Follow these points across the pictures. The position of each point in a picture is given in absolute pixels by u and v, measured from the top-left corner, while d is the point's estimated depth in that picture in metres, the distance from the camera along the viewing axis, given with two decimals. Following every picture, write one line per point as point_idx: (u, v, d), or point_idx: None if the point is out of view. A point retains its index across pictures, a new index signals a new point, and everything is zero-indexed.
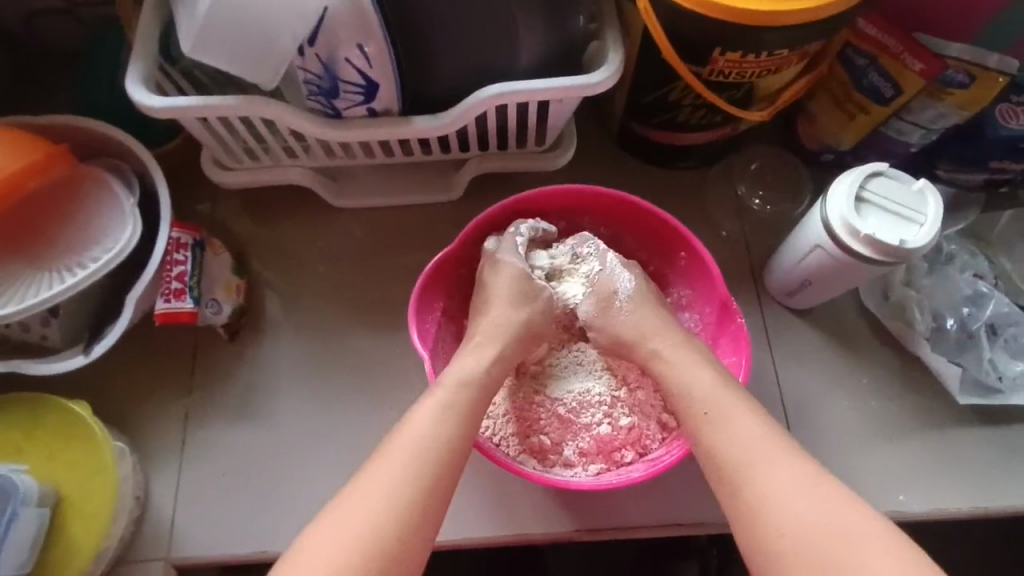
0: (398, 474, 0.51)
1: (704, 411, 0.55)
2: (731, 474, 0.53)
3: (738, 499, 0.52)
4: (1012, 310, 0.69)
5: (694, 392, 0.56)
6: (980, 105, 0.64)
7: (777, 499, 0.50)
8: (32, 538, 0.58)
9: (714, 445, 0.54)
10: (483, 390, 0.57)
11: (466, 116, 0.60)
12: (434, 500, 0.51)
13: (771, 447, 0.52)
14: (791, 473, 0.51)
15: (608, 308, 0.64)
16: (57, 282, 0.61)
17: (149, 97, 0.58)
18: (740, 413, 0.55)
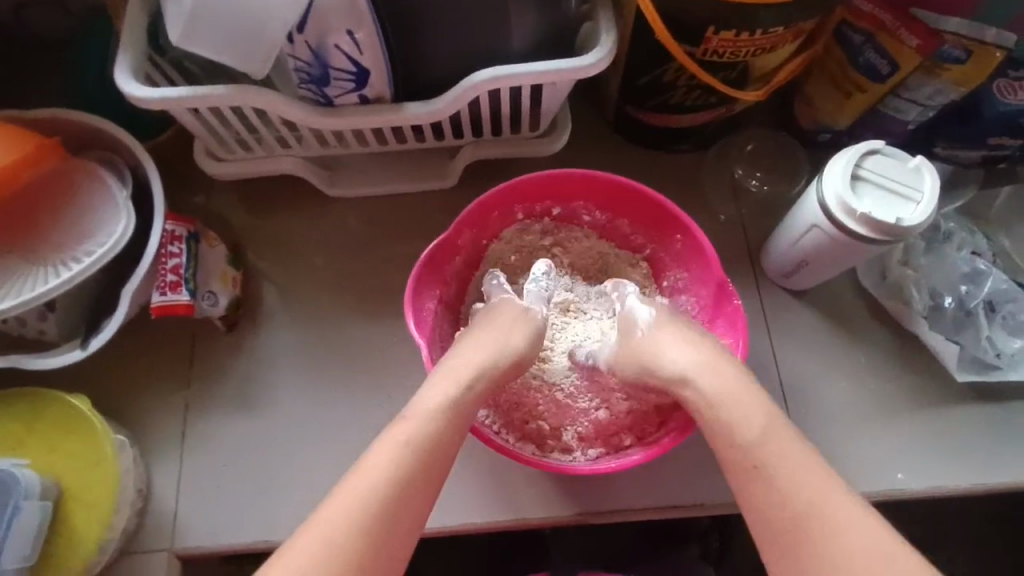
0: (354, 518, 0.47)
1: (752, 462, 0.50)
2: (790, 541, 0.47)
3: (794, 566, 0.47)
4: (1010, 286, 0.69)
5: (740, 440, 0.51)
6: (977, 81, 0.63)
7: (845, 573, 0.45)
8: (35, 531, 0.58)
9: (767, 505, 0.49)
10: (451, 425, 0.53)
11: (459, 101, 0.59)
12: (386, 551, 0.47)
13: (835, 508, 0.47)
14: (863, 542, 0.45)
15: (630, 337, 0.59)
16: (52, 277, 0.61)
17: (139, 89, 0.57)
18: (800, 469, 0.49)
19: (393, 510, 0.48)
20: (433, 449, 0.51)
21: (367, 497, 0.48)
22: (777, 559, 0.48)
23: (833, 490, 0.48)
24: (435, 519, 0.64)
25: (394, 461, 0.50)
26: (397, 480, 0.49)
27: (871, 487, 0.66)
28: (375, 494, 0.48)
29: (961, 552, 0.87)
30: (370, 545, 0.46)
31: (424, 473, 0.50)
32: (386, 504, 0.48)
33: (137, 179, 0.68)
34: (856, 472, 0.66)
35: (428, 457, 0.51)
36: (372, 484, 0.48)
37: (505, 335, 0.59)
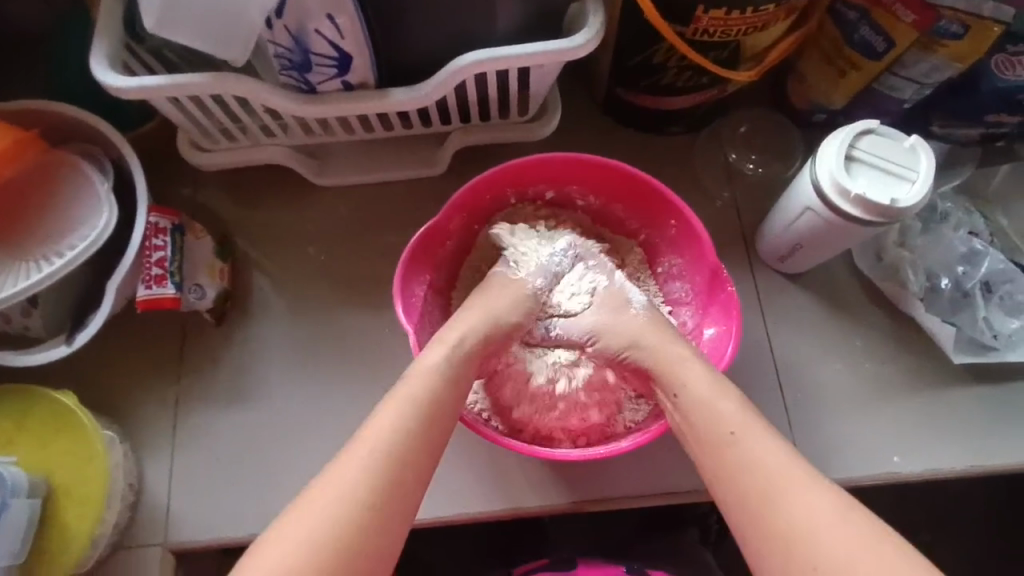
0: (350, 481, 0.47)
1: (729, 430, 0.51)
2: (757, 505, 0.48)
3: (759, 528, 0.47)
4: (1007, 267, 0.68)
5: (718, 412, 0.51)
6: (977, 54, 0.61)
7: (811, 535, 0.45)
8: (25, 527, 0.58)
9: (737, 471, 0.49)
10: (450, 386, 0.53)
11: (444, 86, 0.58)
12: (383, 514, 0.47)
13: (802, 475, 0.48)
14: (828, 508, 0.46)
15: (622, 311, 0.60)
16: (34, 272, 0.60)
17: (117, 79, 0.56)
18: (770, 439, 0.50)
19: (406, 465, 0.49)
20: (429, 415, 0.51)
21: (374, 459, 0.48)
22: (742, 523, 0.48)
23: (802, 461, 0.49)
24: (429, 509, 0.64)
25: (401, 421, 0.50)
26: (403, 438, 0.50)
27: (867, 471, 0.66)
28: (386, 455, 0.49)
29: (960, 532, 0.87)
30: (383, 502, 0.47)
31: (432, 428, 0.51)
32: (394, 461, 0.49)
33: (120, 171, 0.67)
34: (852, 456, 0.66)
35: (435, 413, 0.52)
36: (381, 445, 0.49)
37: (504, 295, 0.60)
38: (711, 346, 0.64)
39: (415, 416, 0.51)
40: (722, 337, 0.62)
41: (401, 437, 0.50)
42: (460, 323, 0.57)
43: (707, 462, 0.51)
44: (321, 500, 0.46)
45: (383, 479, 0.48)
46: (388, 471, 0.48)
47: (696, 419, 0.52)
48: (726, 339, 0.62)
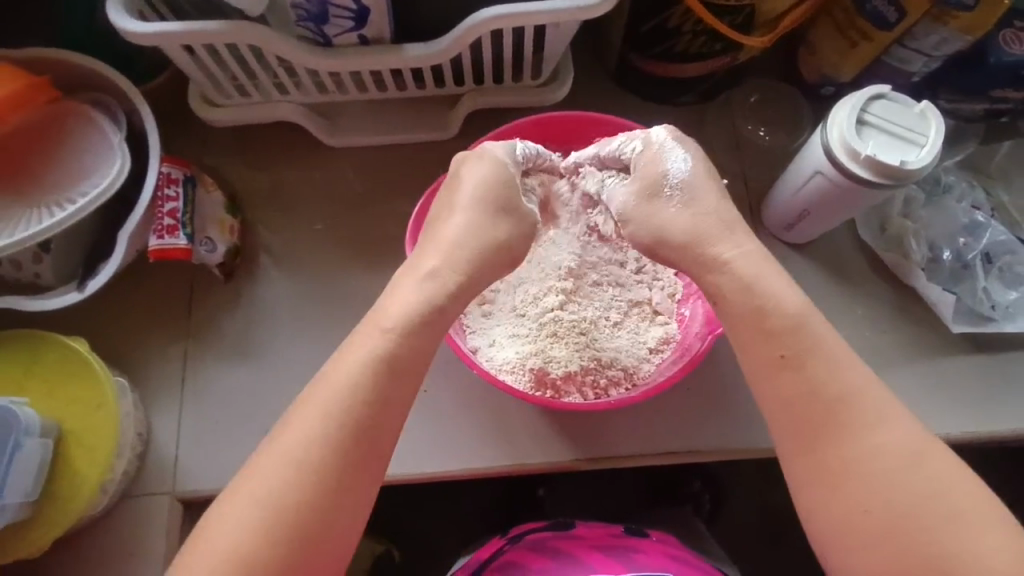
0: (311, 432, 0.48)
1: (781, 354, 0.51)
2: (816, 433, 0.49)
3: (812, 458, 0.49)
4: (1008, 239, 0.70)
5: (776, 331, 0.52)
6: (985, 28, 0.62)
7: (867, 470, 0.48)
8: (36, 467, 0.58)
9: (792, 396, 0.50)
10: (426, 328, 0.53)
11: (460, 42, 0.58)
12: (347, 473, 0.48)
13: (865, 407, 0.49)
14: (890, 443, 0.48)
15: (655, 197, 0.58)
16: (46, 217, 0.60)
17: (129, 22, 0.55)
18: (834, 365, 0.50)
19: (352, 439, 0.48)
20: (398, 374, 0.51)
21: (317, 425, 0.48)
22: (792, 448, 0.50)
23: (865, 390, 0.50)
24: (436, 463, 0.65)
25: (342, 386, 0.49)
26: (343, 407, 0.49)
27: None
28: (334, 428, 0.48)
29: None
30: (337, 470, 0.48)
31: (375, 396, 0.50)
32: (347, 424, 0.49)
33: (133, 123, 0.67)
34: None
35: (380, 381, 0.50)
36: (323, 415, 0.49)
37: (484, 223, 0.57)
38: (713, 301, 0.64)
39: (358, 384, 0.50)
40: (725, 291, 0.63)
41: (340, 404, 0.49)
42: (439, 254, 0.56)
43: (759, 381, 0.52)
44: (285, 453, 0.48)
45: (329, 448, 0.48)
46: (336, 441, 0.48)
47: (750, 338, 0.53)
48: None
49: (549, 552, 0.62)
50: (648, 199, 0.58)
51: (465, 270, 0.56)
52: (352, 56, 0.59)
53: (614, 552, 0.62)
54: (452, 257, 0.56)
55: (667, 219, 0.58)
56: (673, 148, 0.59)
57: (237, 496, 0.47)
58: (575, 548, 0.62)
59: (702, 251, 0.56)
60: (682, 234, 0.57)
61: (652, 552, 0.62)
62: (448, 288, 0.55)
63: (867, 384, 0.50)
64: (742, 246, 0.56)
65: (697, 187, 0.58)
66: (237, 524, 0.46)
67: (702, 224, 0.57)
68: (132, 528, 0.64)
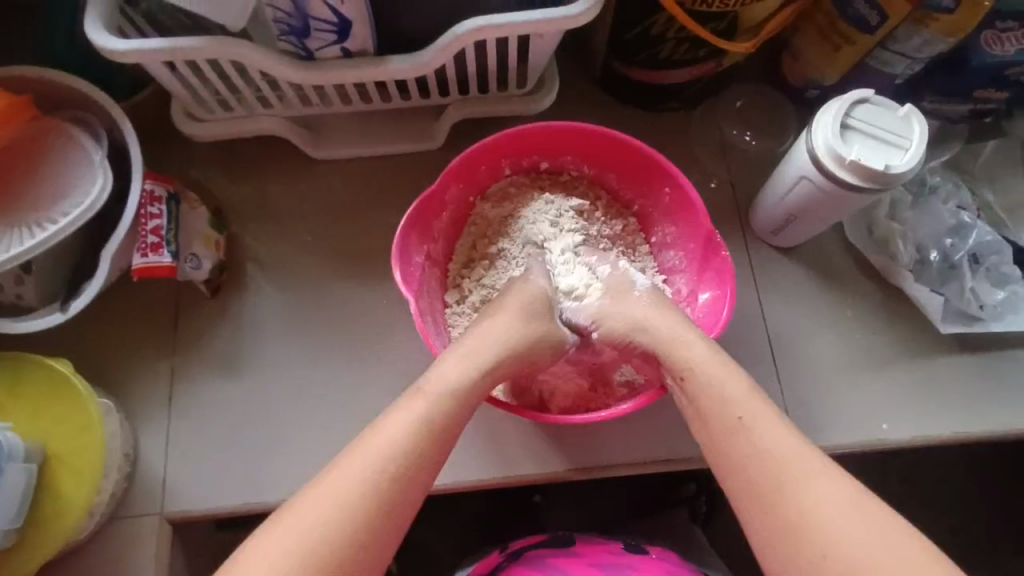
0: (347, 496, 0.46)
1: (737, 416, 0.52)
2: (766, 489, 0.49)
3: (768, 520, 0.48)
4: (994, 239, 0.70)
5: (728, 394, 0.52)
6: (967, 30, 0.62)
7: (823, 523, 0.46)
8: (21, 491, 0.57)
9: (745, 456, 0.50)
10: (469, 400, 0.53)
11: (444, 54, 0.57)
12: (376, 541, 0.46)
13: (811, 457, 0.49)
14: (841, 493, 0.47)
15: (625, 297, 0.60)
16: (27, 237, 0.59)
17: (107, 39, 0.55)
18: (775, 420, 0.51)
19: (387, 503, 0.47)
20: (438, 450, 0.51)
21: (369, 476, 0.47)
22: (750, 511, 0.49)
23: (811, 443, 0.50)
24: None
25: (396, 440, 0.49)
26: (392, 460, 0.48)
27: (858, 439, 0.67)
28: (372, 490, 0.47)
29: (939, 503, 0.91)
30: (378, 520, 0.47)
31: (427, 459, 0.50)
32: (384, 489, 0.47)
33: (115, 140, 0.66)
34: (842, 423, 0.67)
35: (422, 446, 0.50)
36: (372, 464, 0.48)
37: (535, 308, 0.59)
38: (707, 310, 0.65)
39: (411, 444, 0.49)
40: (717, 300, 0.63)
41: (390, 458, 0.48)
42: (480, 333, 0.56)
43: (715, 446, 0.52)
44: (315, 514, 0.46)
45: (367, 512, 0.46)
46: (385, 490, 0.47)
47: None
48: (720, 305, 0.63)
49: (545, 569, 0.61)
50: (617, 296, 0.60)
51: (509, 348, 0.56)
52: (335, 69, 0.59)
53: (609, 568, 0.62)
54: (491, 333, 0.56)
55: (636, 312, 0.59)
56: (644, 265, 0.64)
57: (258, 556, 0.44)
58: (572, 565, 0.62)
59: (668, 345, 0.56)
60: (659, 321, 0.57)
61: (650, 568, 0.62)
62: (485, 366, 0.55)
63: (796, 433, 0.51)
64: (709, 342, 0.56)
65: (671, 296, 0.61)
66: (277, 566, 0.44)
67: (668, 317, 0.58)
68: (120, 551, 0.63)
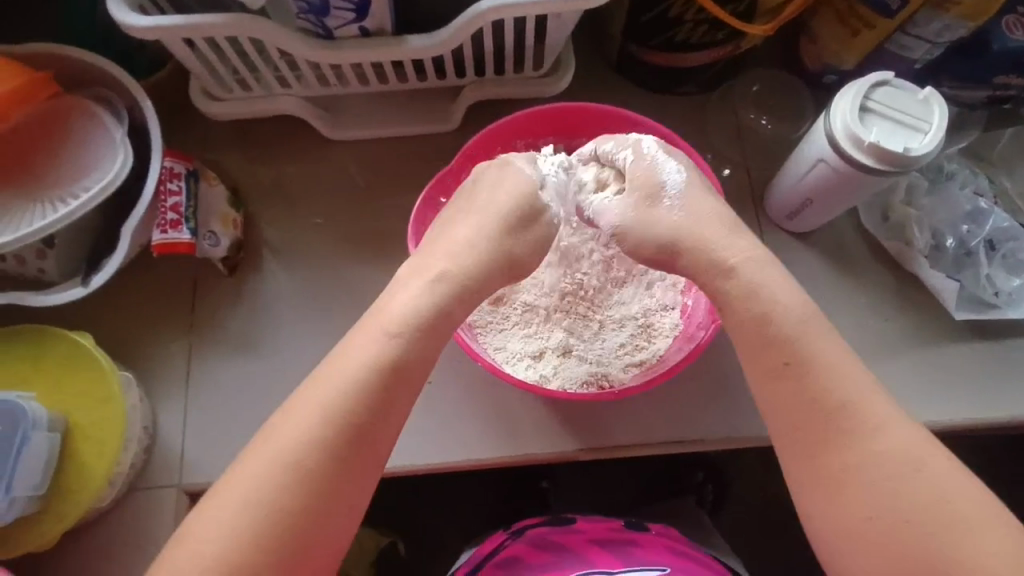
0: (295, 434, 0.48)
1: (784, 361, 0.52)
2: (819, 436, 0.50)
3: (818, 467, 0.50)
4: (1011, 225, 0.70)
5: (771, 347, 0.52)
6: (986, 15, 0.62)
7: (872, 476, 0.48)
8: (44, 461, 0.58)
9: (795, 402, 0.51)
10: (426, 329, 0.53)
11: (461, 34, 0.57)
12: (338, 477, 0.48)
13: (868, 412, 0.49)
14: (897, 447, 0.48)
15: (654, 206, 0.59)
16: (50, 212, 0.60)
17: (129, 16, 0.55)
18: (837, 368, 0.51)
19: (344, 441, 0.48)
20: (394, 385, 0.51)
21: (314, 424, 0.48)
22: (800, 455, 0.50)
23: (869, 396, 0.50)
24: (440, 454, 0.65)
25: (348, 375, 0.50)
26: (337, 407, 0.49)
27: None
28: (326, 429, 0.48)
29: None
30: (336, 464, 0.48)
31: (376, 398, 0.50)
32: (337, 425, 0.48)
33: (135, 118, 0.66)
34: None
35: (379, 384, 0.50)
36: (314, 414, 0.49)
37: (497, 222, 0.58)
38: None
39: (358, 388, 0.50)
40: None
41: (337, 403, 0.49)
42: (436, 255, 0.57)
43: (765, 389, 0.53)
44: (265, 452, 0.48)
45: (323, 450, 0.48)
46: (335, 435, 0.48)
47: (745, 335, 0.54)
48: None
49: (550, 549, 0.62)
50: (643, 211, 0.59)
51: (469, 268, 0.56)
52: (354, 48, 0.59)
53: (612, 546, 0.62)
54: (459, 255, 0.57)
55: (665, 228, 0.58)
56: (667, 160, 0.59)
57: (220, 490, 0.47)
58: (575, 543, 0.62)
59: (704, 256, 0.57)
60: (679, 240, 0.57)
61: (652, 546, 0.63)
62: (448, 293, 0.55)
63: (861, 381, 0.51)
64: (742, 252, 0.56)
65: (695, 198, 0.59)
66: (233, 513, 0.46)
67: (706, 227, 0.57)
68: (139, 522, 0.65)
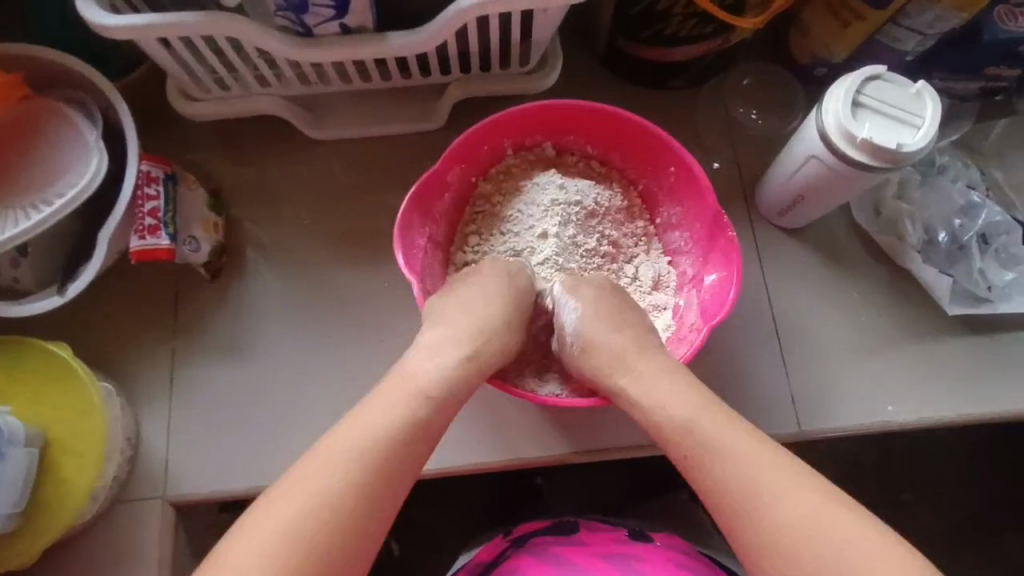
0: (320, 483, 0.47)
1: (684, 454, 0.52)
2: (733, 514, 0.50)
3: (741, 543, 0.49)
4: (1004, 219, 0.69)
5: (668, 433, 0.53)
6: (979, 5, 0.60)
7: (783, 542, 0.47)
8: (22, 476, 0.57)
9: (706, 486, 0.51)
10: (446, 389, 0.54)
11: (444, 31, 0.56)
12: (353, 529, 0.47)
13: (764, 479, 0.49)
14: (797, 510, 0.48)
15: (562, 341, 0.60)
16: (22, 220, 0.58)
17: (101, 16, 0.53)
18: (728, 443, 0.51)
19: (366, 494, 0.48)
20: (416, 443, 0.51)
21: (350, 462, 0.48)
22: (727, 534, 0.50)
23: (766, 462, 0.50)
24: (431, 459, 0.64)
25: (376, 427, 0.50)
26: (363, 459, 0.49)
27: (863, 420, 0.67)
28: (345, 478, 0.48)
29: (944, 486, 0.91)
30: (367, 505, 0.48)
31: (400, 453, 0.50)
32: (363, 475, 0.48)
33: (109, 120, 0.64)
34: (845, 405, 0.67)
35: (404, 440, 0.50)
36: (342, 463, 0.48)
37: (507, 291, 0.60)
38: (712, 291, 0.63)
39: (380, 441, 0.49)
40: (724, 282, 0.62)
41: (365, 455, 0.49)
42: (452, 314, 0.58)
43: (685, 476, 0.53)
44: (286, 500, 0.47)
45: (345, 499, 0.47)
46: (370, 476, 0.48)
47: None
48: (726, 286, 0.62)
49: (548, 556, 0.61)
50: (559, 342, 0.61)
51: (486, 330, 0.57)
52: (334, 46, 0.57)
53: (615, 559, 0.61)
54: (470, 317, 0.57)
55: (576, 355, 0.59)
56: (564, 301, 0.60)
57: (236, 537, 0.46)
58: (576, 555, 0.62)
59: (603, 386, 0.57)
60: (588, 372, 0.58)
61: (654, 559, 0.62)
62: (467, 354, 0.56)
63: (754, 450, 0.51)
64: (634, 371, 0.56)
65: (596, 331, 0.58)
66: (263, 551, 0.45)
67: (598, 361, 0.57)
68: (125, 534, 0.63)
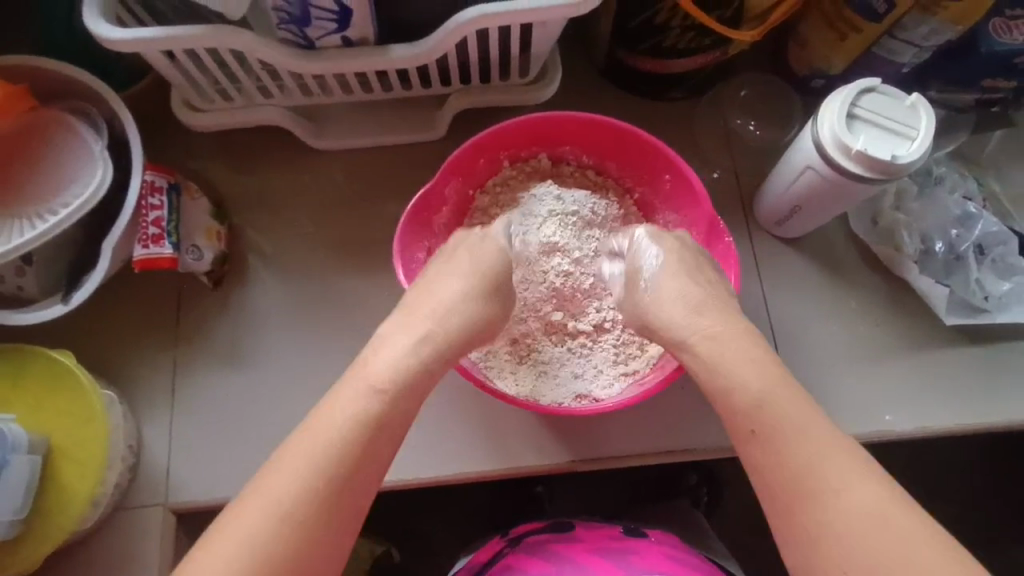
0: (287, 483, 0.47)
1: (751, 428, 0.51)
2: (789, 498, 0.49)
3: (791, 527, 0.49)
4: (1001, 230, 0.69)
5: (737, 405, 0.52)
6: (975, 18, 0.61)
7: (840, 533, 0.47)
8: (25, 482, 0.58)
9: (766, 466, 0.50)
10: (412, 379, 0.53)
11: (446, 44, 0.57)
12: (320, 529, 0.47)
13: (829, 471, 0.48)
14: (860, 504, 0.47)
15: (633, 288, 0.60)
16: (28, 230, 0.59)
17: (109, 29, 0.54)
18: (799, 430, 0.50)
19: (330, 493, 0.48)
20: (377, 440, 0.50)
21: (306, 472, 0.48)
22: (777, 516, 0.50)
23: (832, 454, 0.49)
24: (429, 467, 0.65)
25: (341, 424, 0.49)
26: (328, 457, 0.48)
27: (861, 429, 0.67)
28: (312, 477, 0.48)
29: (943, 492, 0.91)
30: (331, 508, 0.48)
31: (363, 451, 0.49)
32: (327, 474, 0.48)
33: (113, 130, 0.65)
34: (843, 414, 0.67)
35: (368, 435, 0.50)
36: (308, 463, 0.48)
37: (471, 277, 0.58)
38: None
39: (345, 439, 0.49)
40: None
41: (328, 453, 0.48)
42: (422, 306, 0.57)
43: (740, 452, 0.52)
44: (259, 500, 0.47)
45: (311, 498, 0.47)
46: (330, 480, 0.48)
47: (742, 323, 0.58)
48: None
49: (546, 555, 0.62)
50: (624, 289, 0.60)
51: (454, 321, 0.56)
52: (336, 59, 0.58)
53: (610, 553, 0.62)
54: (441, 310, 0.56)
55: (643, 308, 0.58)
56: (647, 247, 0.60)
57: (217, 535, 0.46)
58: (572, 550, 0.62)
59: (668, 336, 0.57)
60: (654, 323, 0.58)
61: (649, 553, 0.62)
62: (434, 345, 0.55)
63: (823, 440, 0.49)
64: (709, 328, 0.55)
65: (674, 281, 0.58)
66: (227, 558, 0.45)
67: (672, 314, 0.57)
68: (126, 541, 0.64)
